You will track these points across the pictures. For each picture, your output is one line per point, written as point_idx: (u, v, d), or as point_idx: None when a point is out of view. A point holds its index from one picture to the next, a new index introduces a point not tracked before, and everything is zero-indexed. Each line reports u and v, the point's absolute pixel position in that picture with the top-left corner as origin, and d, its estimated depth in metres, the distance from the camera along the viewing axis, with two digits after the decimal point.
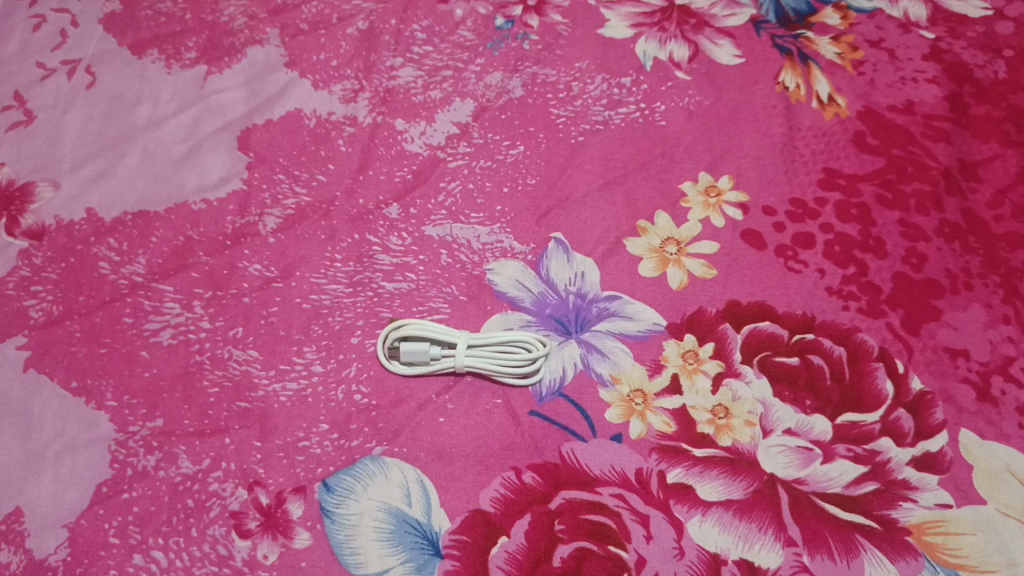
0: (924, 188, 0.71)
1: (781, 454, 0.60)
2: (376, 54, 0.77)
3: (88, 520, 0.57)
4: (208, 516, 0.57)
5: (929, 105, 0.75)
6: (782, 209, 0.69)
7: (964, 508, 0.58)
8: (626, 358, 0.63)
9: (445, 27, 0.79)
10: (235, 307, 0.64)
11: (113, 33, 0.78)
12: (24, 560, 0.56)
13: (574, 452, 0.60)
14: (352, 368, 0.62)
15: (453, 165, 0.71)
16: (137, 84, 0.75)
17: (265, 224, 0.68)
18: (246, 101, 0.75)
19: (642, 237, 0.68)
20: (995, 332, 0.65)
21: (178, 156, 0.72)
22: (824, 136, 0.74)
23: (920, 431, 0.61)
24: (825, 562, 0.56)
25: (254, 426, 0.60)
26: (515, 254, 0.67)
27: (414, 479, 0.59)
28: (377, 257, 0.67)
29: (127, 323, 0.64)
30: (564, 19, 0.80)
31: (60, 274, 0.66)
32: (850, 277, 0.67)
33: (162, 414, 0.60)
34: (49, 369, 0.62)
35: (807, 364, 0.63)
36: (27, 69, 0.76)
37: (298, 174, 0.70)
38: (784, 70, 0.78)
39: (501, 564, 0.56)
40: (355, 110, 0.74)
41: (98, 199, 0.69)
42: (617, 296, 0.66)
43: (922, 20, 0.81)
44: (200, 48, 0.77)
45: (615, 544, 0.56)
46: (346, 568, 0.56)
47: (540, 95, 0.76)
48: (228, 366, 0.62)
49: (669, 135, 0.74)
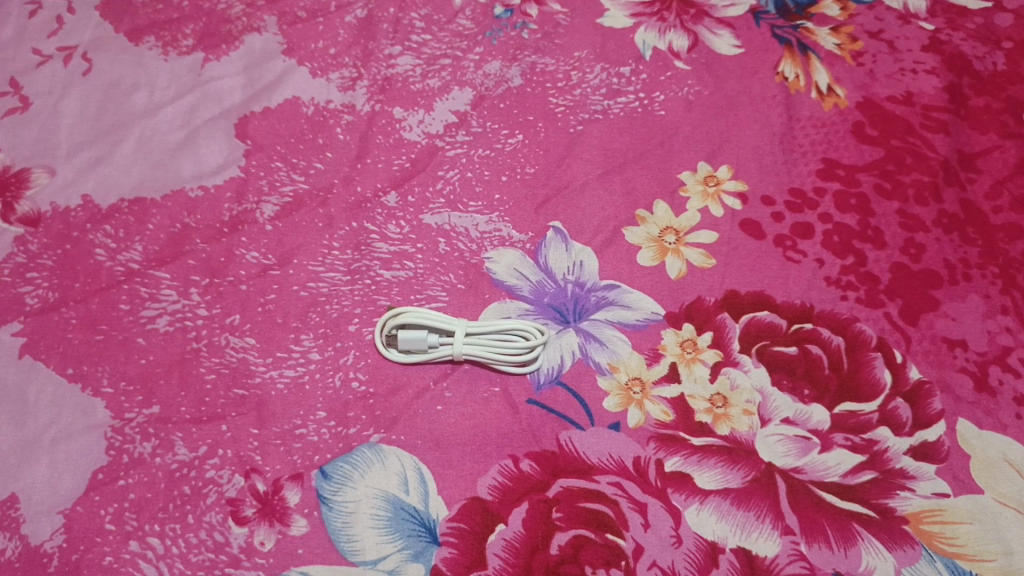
0: (923, 179, 0.70)
1: (779, 443, 0.60)
2: (375, 42, 0.77)
3: (83, 507, 0.57)
4: (205, 503, 0.57)
5: (928, 96, 0.75)
6: (781, 199, 0.69)
7: (960, 497, 0.58)
8: (624, 347, 0.63)
9: (443, 16, 0.79)
10: (233, 295, 0.64)
11: (109, 20, 0.77)
12: (20, 546, 0.55)
13: (572, 440, 0.60)
14: (349, 357, 0.62)
15: (452, 154, 0.71)
16: (133, 71, 0.75)
17: (263, 211, 0.68)
18: (244, 89, 0.74)
19: (640, 226, 0.68)
20: (993, 322, 0.65)
21: (175, 143, 0.71)
22: (823, 126, 0.74)
23: (918, 420, 0.61)
24: (822, 551, 0.56)
25: (251, 414, 0.60)
26: (513, 243, 0.67)
27: (412, 467, 0.59)
28: (375, 245, 0.67)
29: (123, 310, 0.63)
30: (564, 8, 0.80)
31: (55, 261, 0.65)
32: (848, 267, 0.66)
33: (158, 401, 0.60)
34: (44, 356, 0.62)
35: (805, 354, 0.63)
36: (23, 55, 0.75)
37: (295, 162, 0.70)
38: (784, 60, 0.77)
39: (499, 552, 0.56)
40: (353, 98, 0.74)
41: (94, 185, 0.69)
42: (616, 286, 0.66)
43: (922, 11, 0.81)
44: (197, 35, 0.77)
45: (612, 531, 0.56)
46: (343, 555, 0.56)
47: (539, 84, 0.75)
48: (225, 354, 0.62)
49: (669, 124, 0.73)
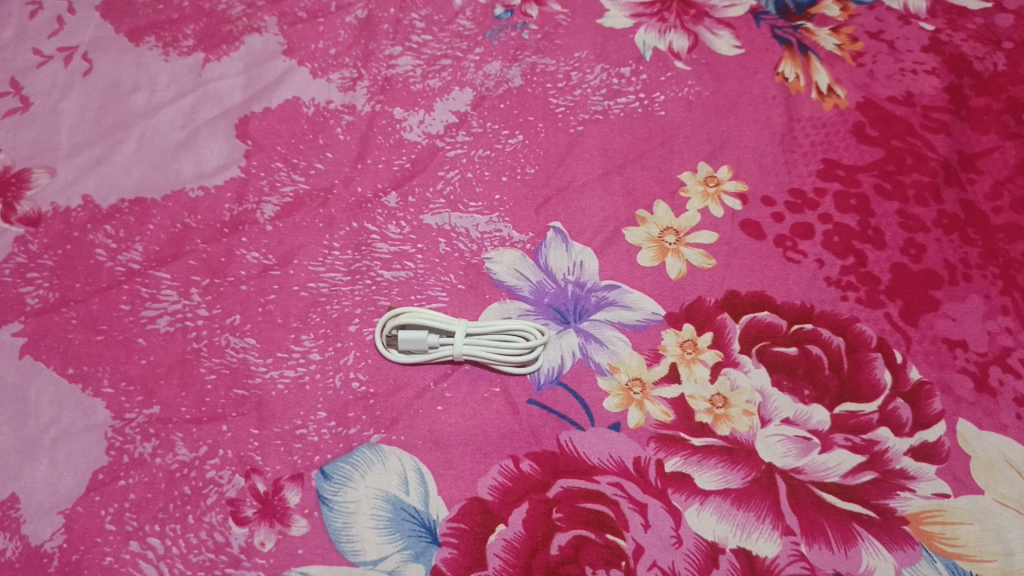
0: (923, 179, 0.70)
1: (779, 443, 0.60)
2: (375, 42, 0.77)
3: (84, 507, 0.57)
4: (206, 503, 0.57)
5: (929, 96, 0.75)
6: (781, 199, 0.69)
7: (961, 497, 0.58)
8: (625, 348, 0.63)
9: (444, 16, 0.79)
10: (233, 295, 0.64)
11: (109, 20, 0.77)
12: (20, 547, 0.55)
13: (572, 441, 0.60)
14: (350, 357, 0.62)
15: (452, 154, 0.71)
16: (134, 71, 0.75)
17: (263, 212, 0.68)
18: (244, 89, 0.74)
19: (641, 227, 0.68)
20: (993, 323, 0.65)
21: (176, 143, 0.71)
22: (823, 126, 0.74)
23: (918, 421, 0.61)
24: (822, 551, 0.56)
25: (252, 414, 0.60)
26: (513, 243, 0.67)
27: (412, 468, 0.59)
28: (375, 245, 0.67)
29: (124, 310, 0.63)
30: (564, 9, 0.80)
31: (56, 261, 0.65)
32: (848, 267, 0.66)
33: (159, 402, 0.60)
34: (45, 356, 0.62)
35: (805, 354, 0.63)
36: (24, 56, 0.75)
37: (296, 162, 0.70)
38: (784, 61, 0.78)
39: (499, 552, 0.56)
40: (354, 99, 0.74)
41: (95, 185, 0.69)
42: (616, 286, 0.66)
43: (922, 12, 0.81)
44: (197, 36, 0.77)
45: (612, 532, 0.56)
46: (344, 555, 0.56)
47: (539, 84, 0.75)
48: (225, 354, 0.62)
49: (669, 124, 0.73)
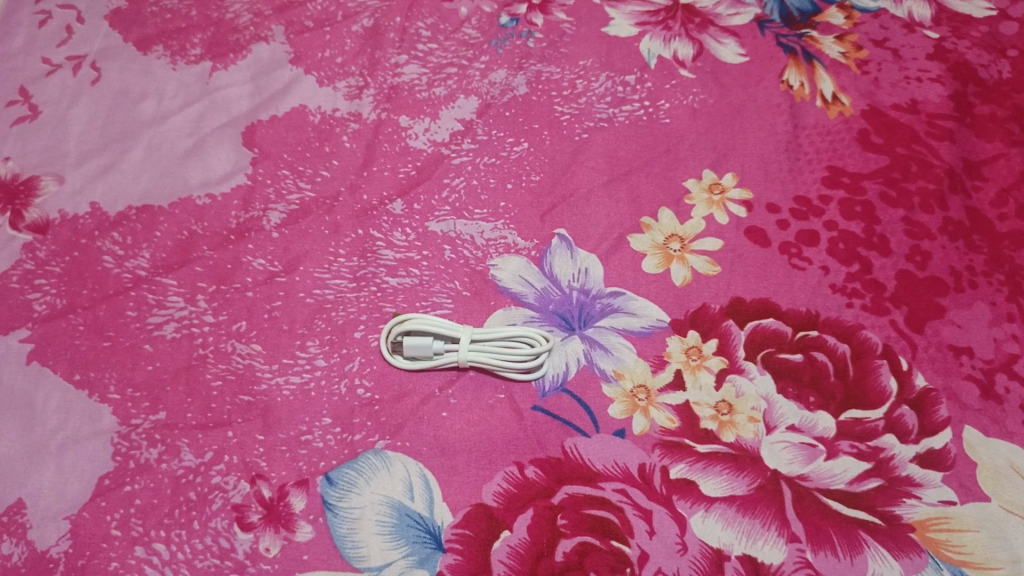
0: (928, 187, 0.71)
1: (784, 450, 0.59)
2: (381, 51, 0.77)
3: (90, 512, 0.57)
4: (211, 509, 0.57)
5: (933, 104, 0.75)
6: (786, 207, 0.70)
7: (968, 504, 0.58)
8: (629, 354, 0.63)
9: (450, 25, 0.80)
10: (239, 301, 0.64)
11: (118, 29, 0.78)
12: (26, 552, 0.56)
13: (576, 447, 0.60)
14: (354, 363, 0.62)
15: (457, 161, 0.71)
16: (142, 79, 0.76)
17: (269, 219, 0.68)
18: (251, 97, 0.75)
19: (646, 234, 0.69)
20: (999, 329, 0.65)
21: (183, 151, 0.72)
22: (828, 133, 0.74)
23: (924, 428, 0.60)
24: (828, 559, 0.56)
25: (257, 420, 0.60)
26: (518, 250, 0.68)
27: (417, 474, 0.59)
28: (381, 252, 0.67)
29: (130, 316, 0.64)
30: (569, 17, 0.81)
31: (64, 268, 0.66)
32: (853, 274, 0.66)
33: (164, 408, 0.60)
34: (52, 362, 0.62)
35: (810, 361, 0.63)
36: (33, 64, 0.76)
37: (302, 170, 0.70)
38: (789, 69, 0.78)
39: (504, 558, 0.55)
40: (360, 107, 0.74)
41: (102, 193, 0.69)
42: (621, 293, 0.66)
43: (927, 20, 0.81)
44: (205, 44, 0.77)
45: (617, 539, 0.56)
46: (348, 561, 0.56)
47: (544, 93, 0.76)
48: (231, 360, 0.62)
49: (674, 132, 0.74)
